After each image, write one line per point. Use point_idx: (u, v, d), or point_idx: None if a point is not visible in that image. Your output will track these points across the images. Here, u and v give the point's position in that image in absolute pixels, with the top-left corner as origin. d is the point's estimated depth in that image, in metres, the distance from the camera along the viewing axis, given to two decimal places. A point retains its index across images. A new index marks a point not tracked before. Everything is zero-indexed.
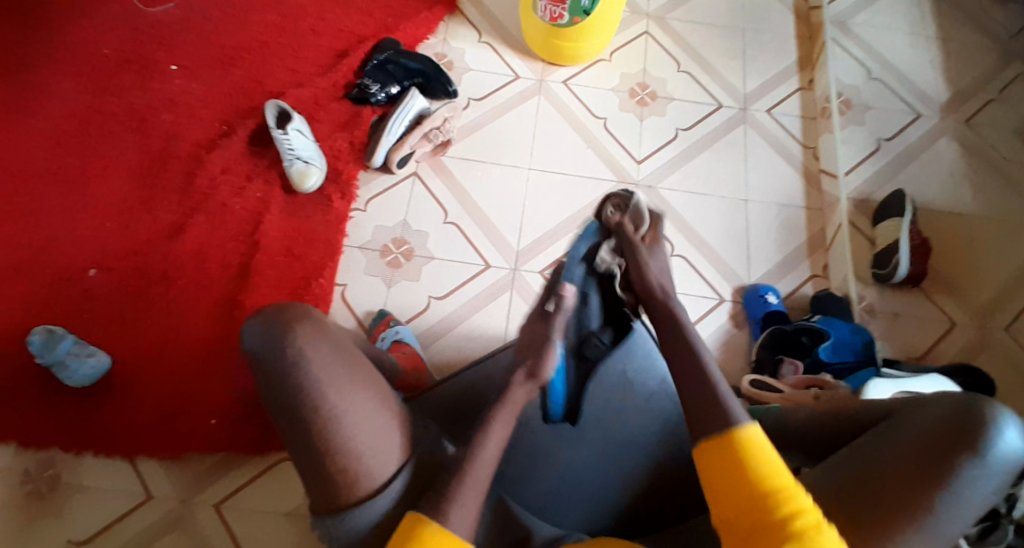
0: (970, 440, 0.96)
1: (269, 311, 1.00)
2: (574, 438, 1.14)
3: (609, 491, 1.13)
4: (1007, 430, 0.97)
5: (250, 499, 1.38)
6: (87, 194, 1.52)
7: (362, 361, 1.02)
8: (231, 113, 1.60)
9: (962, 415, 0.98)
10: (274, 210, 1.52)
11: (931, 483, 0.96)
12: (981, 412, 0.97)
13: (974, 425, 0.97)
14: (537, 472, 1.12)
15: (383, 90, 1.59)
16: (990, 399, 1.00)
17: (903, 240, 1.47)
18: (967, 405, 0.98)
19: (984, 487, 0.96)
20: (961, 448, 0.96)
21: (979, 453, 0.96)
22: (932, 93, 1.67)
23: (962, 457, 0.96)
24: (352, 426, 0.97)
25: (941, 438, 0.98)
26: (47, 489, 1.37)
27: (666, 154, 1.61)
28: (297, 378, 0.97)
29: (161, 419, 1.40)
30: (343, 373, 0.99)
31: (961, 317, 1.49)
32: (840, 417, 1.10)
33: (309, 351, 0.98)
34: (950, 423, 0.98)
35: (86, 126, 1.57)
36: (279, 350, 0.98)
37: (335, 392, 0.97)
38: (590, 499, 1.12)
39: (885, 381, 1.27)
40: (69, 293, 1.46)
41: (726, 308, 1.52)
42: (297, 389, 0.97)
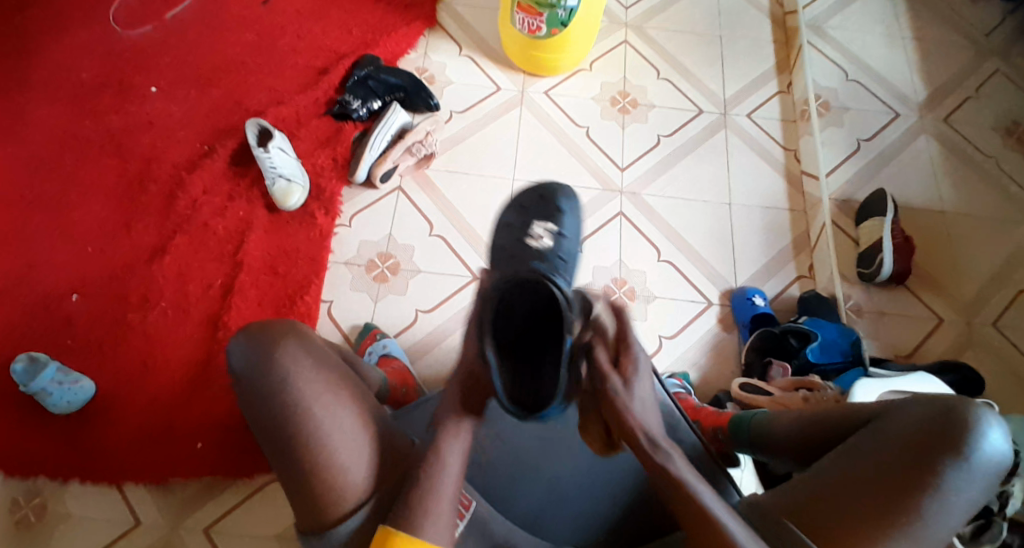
0: (954, 443, 0.98)
1: (253, 328, 1.01)
2: (560, 451, 1.16)
3: (597, 502, 1.13)
4: (990, 431, 0.99)
5: (239, 521, 1.37)
6: (66, 219, 1.51)
7: (342, 376, 1.02)
8: (211, 134, 1.59)
9: (944, 418, 1.00)
10: (257, 229, 1.52)
11: (914, 485, 0.98)
12: (966, 413, 0.99)
13: (958, 426, 0.99)
14: (527, 485, 1.13)
15: (364, 106, 1.59)
16: (971, 400, 1.02)
17: (886, 239, 1.49)
18: (951, 408, 1.00)
19: (967, 487, 0.98)
20: (945, 449, 0.98)
21: (962, 455, 0.98)
22: (909, 92, 1.69)
23: (947, 459, 0.98)
24: (333, 442, 0.97)
25: (926, 439, 0.99)
26: (34, 518, 1.35)
27: (649, 161, 1.62)
28: (281, 394, 0.97)
29: (146, 445, 1.38)
30: (326, 387, 0.99)
31: (948, 314, 1.50)
32: (825, 418, 1.11)
33: (293, 366, 0.98)
34: (935, 425, 1.00)
35: (62, 151, 1.56)
36: (263, 366, 0.98)
37: (318, 408, 0.97)
38: (578, 511, 1.12)
39: (873, 380, 1.28)
40: (50, 318, 1.44)
41: (714, 312, 1.52)
42: (280, 406, 0.97)
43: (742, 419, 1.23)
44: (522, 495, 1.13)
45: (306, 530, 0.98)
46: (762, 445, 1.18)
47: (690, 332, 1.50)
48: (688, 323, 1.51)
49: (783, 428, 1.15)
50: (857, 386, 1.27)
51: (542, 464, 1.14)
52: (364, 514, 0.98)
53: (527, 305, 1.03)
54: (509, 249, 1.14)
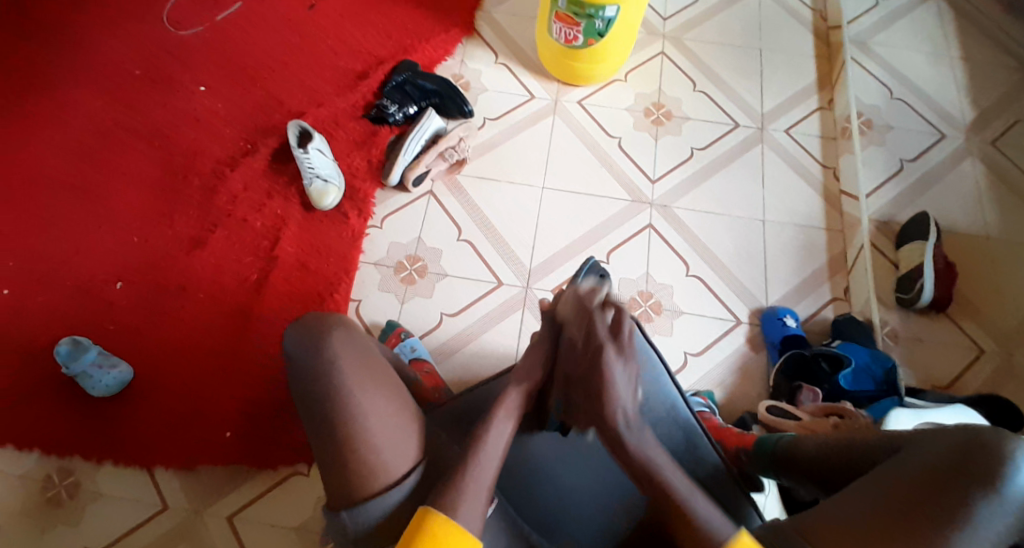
0: (986, 475, 0.95)
1: (306, 321, 1.06)
2: (572, 461, 1.14)
3: (608, 519, 1.11)
4: (1022, 467, 0.96)
5: (261, 510, 1.41)
6: (112, 210, 1.58)
7: (386, 369, 1.07)
8: (253, 133, 1.64)
9: (976, 450, 0.97)
10: (292, 226, 1.56)
11: (942, 516, 0.94)
12: (998, 446, 0.97)
13: (987, 459, 0.96)
14: (537, 494, 1.12)
15: (400, 110, 1.62)
16: (1007, 434, 0.99)
17: (927, 264, 1.44)
18: (983, 440, 0.98)
19: (997, 523, 0.94)
20: (974, 480, 0.95)
21: (993, 488, 0.95)
22: (957, 112, 1.63)
23: (976, 492, 0.95)
24: (367, 421, 1.01)
25: (954, 469, 0.96)
26: (67, 496, 1.41)
27: (682, 173, 1.60)
28: (328, 376, 1.02)
29: (177, 432, 1.44)
30: (367, 373, 1.03)
31: (989, 345, 1.45)
32: (851, 444, 1.09)
33: (341, 352, 1.04)
34: (965, 455, 0.97)
35: (113, 144, 1.63)
36: (313, 354, 1.03)
37: (362, 393, 1.02)
38: (588, 527, 1.11)
39: (906, 411, 1.24)
40: (94, 304, 1.51)
41: (742, 330, 1.50)
42: (326, 388, 1.02)
43: (766, 440, 1.20)
44: (530, 507, 1.12)
45: (336, 505, 0.99)
46: (785, 469, 1.15)
47: (716, 349, 1.49)
48: (713, 339, 1.49)
49: (807, 451, 1.12)
50: (889, 415, 1.24)
51: (554, 473, 1.13)
52: (383, 499, 0.99)
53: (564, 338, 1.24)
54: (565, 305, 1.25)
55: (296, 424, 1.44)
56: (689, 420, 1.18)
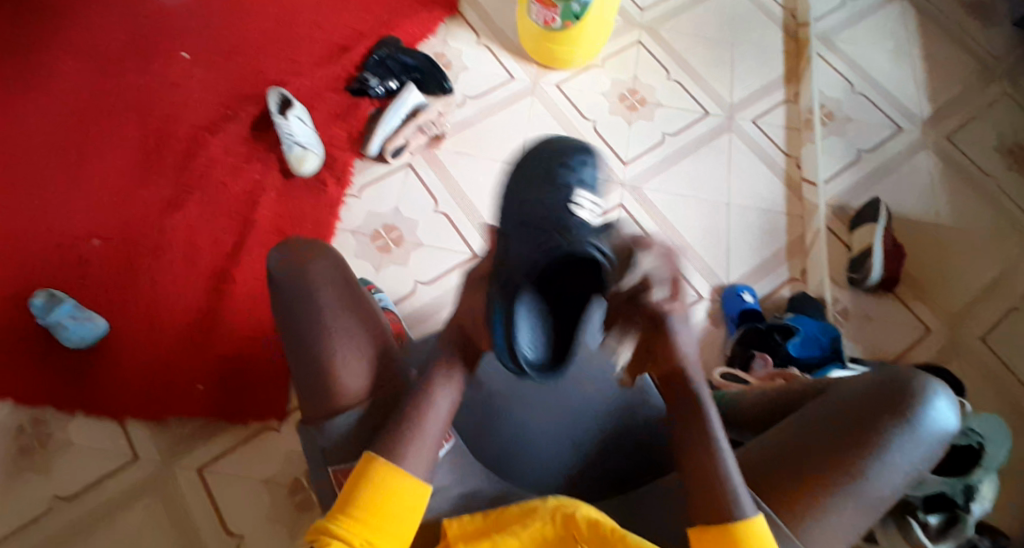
0: (899, 409, 0.98)
1: (292, 242, 1.10)
2: (529, 404, 1.17)
3: (560, 460, 1.14)
4: (935, 401, 0.99)
5: (231, 463, 1.43)
6: (92, 170, 1.60)
7: (358, 291, 1.09)
8: (235, 100, 1.67)
9: (891, 387, 1.00)
10: (270, 192, 1.59)
11: (857, 446, 0.98)
12: (912, 380, 1.00)
13: (901, 393, 0.99)
14: (489, 435, 1.15)
15: (382, 84, 1.66)
16: (924, 373, 1.02)
17: (877, 246, 1.51)
18: (897, 376, 1.01)
19: (911, 454, 0.98)
20: (888, 412, 0.98)
21: (906, 421, 0.98)
22: (914, 108, 1.71)
23: (890, 423, 0.98)
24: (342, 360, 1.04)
25: (870, 405, 0.99)
26: (37, 446, 1.42)
27: (652, 157, 1.66)
28: (303, 293, 1.05)
29: (147, 385, 1.46)
30: (343, 297, 1.07)
31: (935, 323, 1.52)
32: (787, 392, 1.13)
33: (320, 276, 1.06)
34: (881, 391, 1.00)
35: (94, 106, 1.65)
36: (292, 273, 1.06)
37: (331, 312, 1.05)
38: (542, 466, 1.13)
39: (845, 370, 1.31)
40: (70, 259, 1.52)
41: (704, 306, 1.55)
42: (299, 307, 1.05)
43: (715, 395, 1.23)
44: (490, 446, 1.15)
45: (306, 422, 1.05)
46: (727, 422, 1.19)
47: None
48: None
49: (746, 404, 1.16)
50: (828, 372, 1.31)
51: (512, 416, 1.16)
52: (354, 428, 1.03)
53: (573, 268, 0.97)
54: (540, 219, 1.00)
55: (267, 382, 1.47)
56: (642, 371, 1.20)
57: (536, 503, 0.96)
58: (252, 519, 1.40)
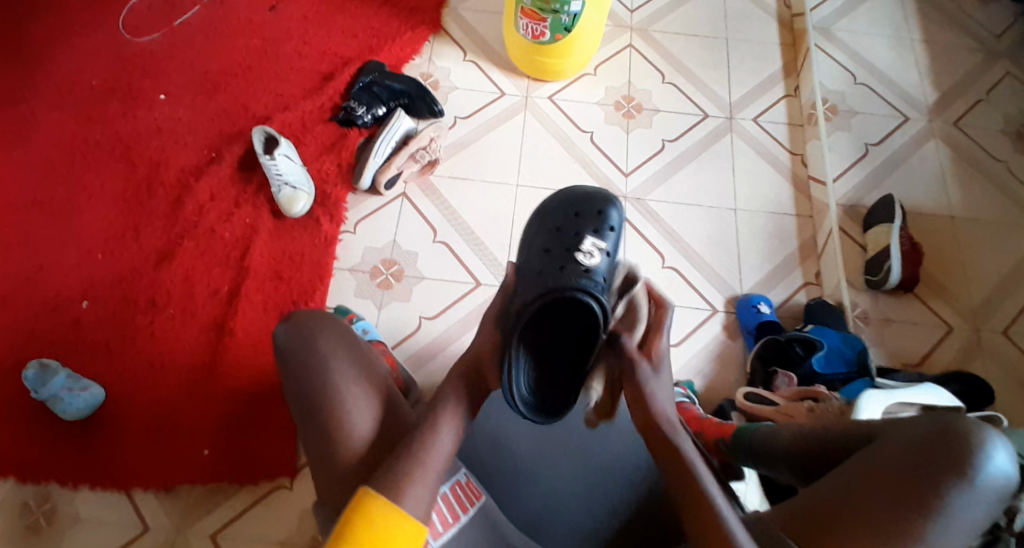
0: (958, 464, 0.96)
1: (295, 315, 1.13)
2: (555, 464, 1.19)
3: (591, 518, 1.15)
4: (995, 453, 0.97)
5: (245, 527, 1.39)
6: (74, 225, 1.53)
7: (363, 353, 1.11)
8: (218, 139, 1.60)
9: (948, 438, 0.98)
10: (263, 235, 1.53)
11: (917, 508, 0.96)
12: (969, 432, 0.98)
13: (960, 446, 0.97)
14: (518, 497, 1.17)
15: (369, 112, 1.59)
16: (980, 421, 1.00)
17: (893, 246, 1.48)
18: (954, 426, 0.99)
19: (972, 511, 0.96)
20: (948, 468, 0.96)
21: (966, 477, 0.96)
22: (919, 95, 1.67)
23: (950, 479, 0.96)
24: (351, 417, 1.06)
25: (927, 459, 0.97)
26: (45, 523, 1.38)
27: (654, 166, 1.61)
28: (311, 365, 1.08)
29: (153, 451, 1.41)
30: (351, 362, 1.09)
31: (957, 321, 1.49)
32: (828, 432, 1.10)
33: (324, 344, 1.09)
34: (938, 444, 0.98)
35: (70, 156, 1.58)
36: (299, 346, 1.09)
37: (339, 380, 1.07)
38: (572, 527, 1.15)
39: (878, 392, 1.26)
40: (60, 323, 1.46)
41: (719, 319, 1.52)
42: (308, 378, 1.07)
43: (742, 432, 1.23)
44: (517, 507, 1.17)
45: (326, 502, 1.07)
46: (764, 459, 1.17)
47: (695, 337, 1.50)
48: (692, 329, 1.51)
49: (784, 442, 1.14)
50: (862, 398, 1.24)
51: (539, 476, 1.19)
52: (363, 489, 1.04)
53: (555, 311, 1.05)
54: (546, 261, 1.08)
55: (275, 434, 1.43)
56: None
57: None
58: None
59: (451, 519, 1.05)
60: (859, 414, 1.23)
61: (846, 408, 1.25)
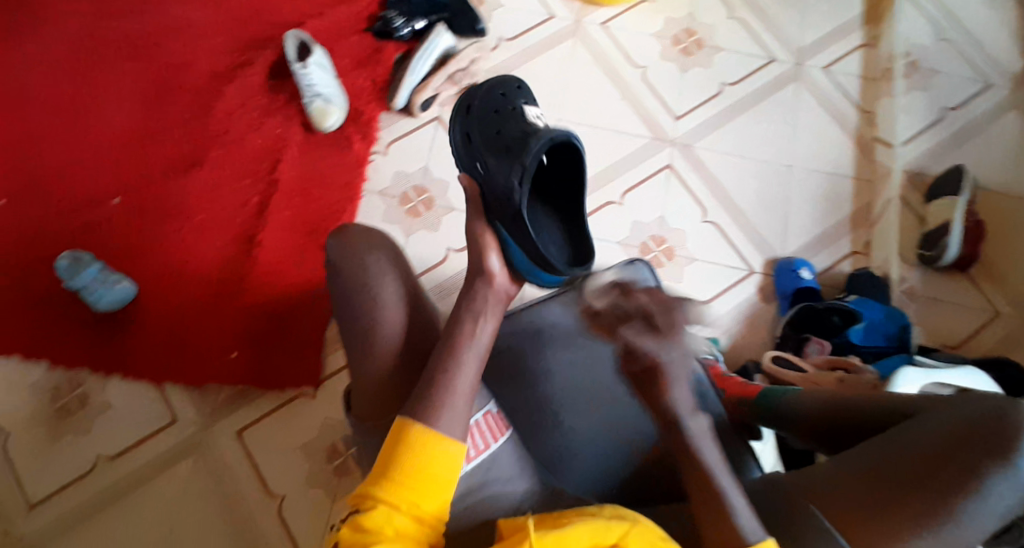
0: (999, 448, 0.92)
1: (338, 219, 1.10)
2: (578, 405, 1.12)
3: (609, 461, 1.10)
4: None
5: (269, 429, 1.41)
6: (104, 121, 1.51)
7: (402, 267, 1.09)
8: (251, 44, 1.55)
9: (992, 422, 0.93)
10: (293, 149, 1.49)
11: (948, 489, 0.91)
12: (1014, 418, 0.93)
13: (1003, 431, 0.92)
14: (541, 432, 1.10)
15: (408, 25, 1.50)
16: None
17: (956, 223, 1.36)
18: (999, 410, 0.94)
19: (1008, 494, 0.91)
20: (988, 452, 0.91)
21: (1006, 460, 0.91)
22: (1004, 61, 1.53)
23: (988, 462, 0.91)
24: (384, 325, 1.03)
25: (968, 439, 0.93)
26: (75, 407, 1.40)
27: (707, 112, 1.51)
28: (350, 264, 1.05)
29: (182, 347, 1.42)
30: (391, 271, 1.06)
31: (1005, 307, 1.40)
32: (859, 402, 1.04)
33: (365, 247, 1.06)
34: (980, 426, 0.93)
35: (104, 50, 1.55)
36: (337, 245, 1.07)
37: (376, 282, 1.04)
38: (588, 469, 1.10)
39: (916, 369, 1.19)
40: (91, 219, 1.46)
41: (754, 280, 1.45)
42: (344, 278, 1.05)
43: (772, 391, 1.16)
44: (535, 445, 1.10)
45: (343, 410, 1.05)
46: (788, 423, 1.11)
47: (728, 296, 1.44)
48: (724, 288, 1.44)
49: (812, 407, 1.08)
50: (897, 374, 1.18)
51: (560, 417, 1.11)
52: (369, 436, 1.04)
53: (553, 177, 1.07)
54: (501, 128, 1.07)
55: (298, 347, 1.44)
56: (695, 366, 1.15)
57: (594, 508, 0.90)
58: (292, 481, 1.39)
59: (483, 445, 1.03)
60: (893, 388, 1.16)
61: (877, 383, 1.18)
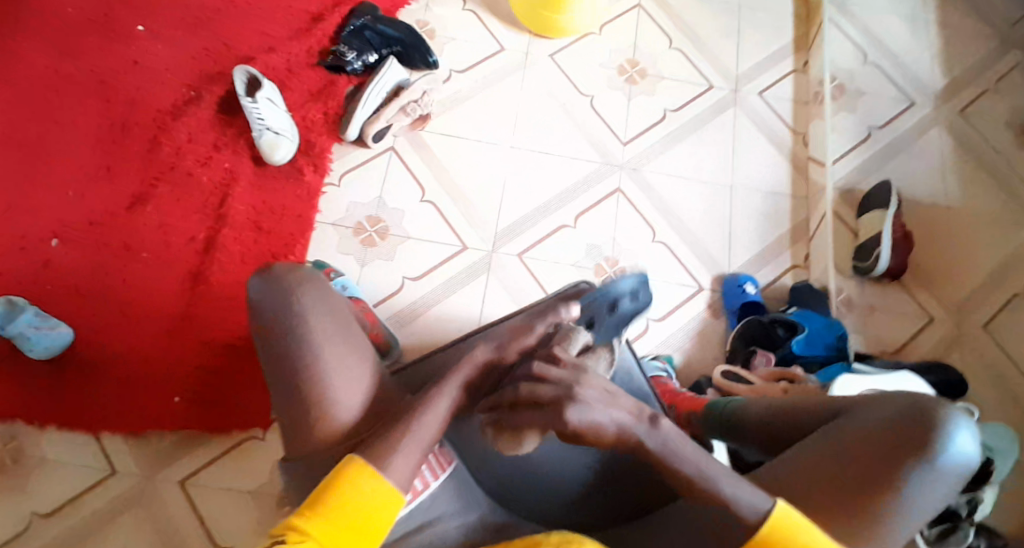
0: (920, 443, 0.93)
1: (273, 269, 1.04)
2: (536, 428, 1.11)
3: (567, 484, 1.10)
4: (957, 433, 0.94)
5: (215, 476, 1.36)
6: (42, 160, 1.46)
7: (348, 321, 1.06)
8: (198, 79, 1.53)
9: (915, 418, 0.95)
10: (244, 183, 1.47)
11: (874, 486, 0.93)
12: (934, 413, 0.95)
13: (924, 425, 0.94)
14: (499, 458, 1.09)
15: (360, 58, 1.53)
16: (945, 401, 0.97)
17: (886, 233, 1.45)
18: (920, 406, 0.96)
19: (929, 493, 0.93)
20: (909, 448, 0.93)
21: (928, 456, 0.93)
22: (927, 79, 1.64)
23: (911, 457, 0.93)
24: (339, 389, 1.01)
25: (891, 437, 0.95)
26: (11, 462, 1.34)
27: (654, 135, 1.57)
28: (295, 330, 1.01)
29: (126, 394, 1.37)
30: (339, 330, 1.03)
31: (939, 313, 1.48)
32: (796, 407, 1.06)
33: (309, 308, 1.02)
34: (903, 422, 0.95)
35: (41, 87, 1.50)
36: (275, 301, 1.02)
37: (329, 350, 1.01)
38: (547, 492, 1.09)
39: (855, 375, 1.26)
40: (28, 261, 1.41)
41: (704, 297, 1.49)
42: (291, 338, 1.01)
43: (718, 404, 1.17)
44: (491, 469, 1.09)
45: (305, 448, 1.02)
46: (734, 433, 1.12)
47: (680, 314, 1.48)
48: (675, 306, 1.48)
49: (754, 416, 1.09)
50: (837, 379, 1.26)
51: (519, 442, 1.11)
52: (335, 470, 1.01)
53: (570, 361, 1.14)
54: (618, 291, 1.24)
55: (252, 386, 1.40)
56: (643, 387, 1.17)
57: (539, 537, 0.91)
58: (240, 529, 1.34)
59: (425, 484, 1.04)
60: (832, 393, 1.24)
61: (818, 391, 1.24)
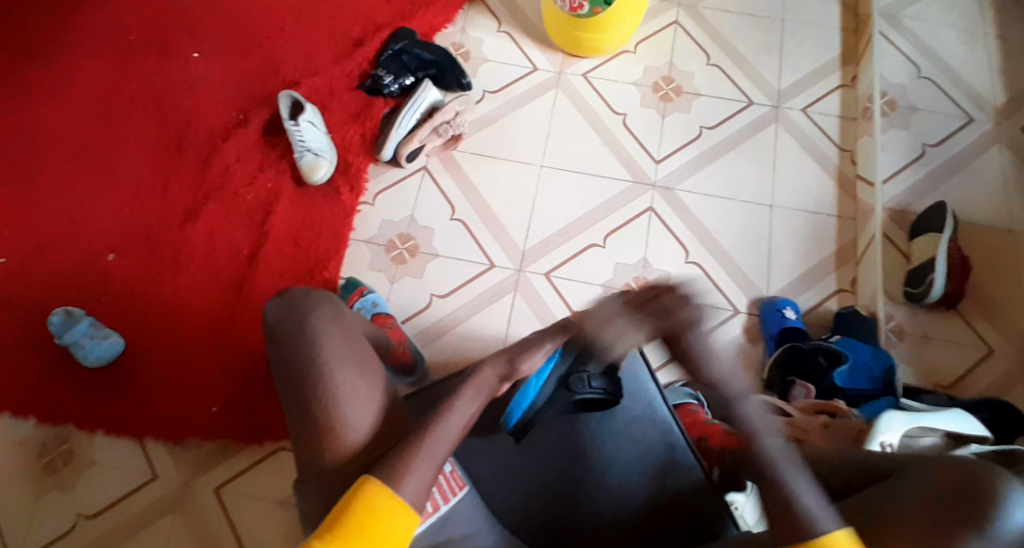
0: (975, 515, 0.87)
1: (290, 293, 1.10)
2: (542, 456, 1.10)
3: (575, 518, 1.06)
4: (1017, 506, 0.87)
5: (248, 484, 1.41)
6: (105, 180, 1.57)
7: (363, 346, 1.08)
8: (247, 103, 1.62)
9: (968, 487, 0.88)
10: (284, 202, 1.54)
11: None
12: (991, 482, 0.88)
13: (980, 495, 0.88)
14: (500, 483, 1.09)
15: (396, 82, 1.58)
16: (1008, 470, 0.90)
17: (939, 259, 1.36)
18: (977, 474, 0.89)
19: None
20: (961, 520, 0.87)
21: (982, 527, 0.86)
22: (987, 95, 1.54)
23: (965, 530, 0.87)
24: (351, 410, 1.01)
25: (944, 506, 0.88)
26: (62, 464, 1.42)
27: (686, 156, 1.53)
28: (308, 351, 1.03)
29: (168, 402, 1.44)
30: (351, 354, 1.05)
31: (999, 344, 1.37)
32: (841, 461, 1.01)
33: (324, 333, 1.05)
34: (957, 489, 0.89)
35: (107, 112, 1.62)
36: (292, 323, 1.06)
37: (341, 373, 1.02)
38: (554, 526, 1.06)
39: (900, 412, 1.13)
40: (88, 273, 1.51)
41: (740, 321, 1.43)
42: (304, 358, 1.03)
43: None
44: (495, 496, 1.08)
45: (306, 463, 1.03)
46: None
47: (713, 338, 1.42)
48: (708, 330, 1.43)
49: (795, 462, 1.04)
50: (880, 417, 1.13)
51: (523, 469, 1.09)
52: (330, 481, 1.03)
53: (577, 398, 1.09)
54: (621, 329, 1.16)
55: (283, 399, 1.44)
56: (668, 419, 1.12)
57: None
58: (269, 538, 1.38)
59: (435, 507, 1.01)
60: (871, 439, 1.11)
61: (860, 431, 1.15)
